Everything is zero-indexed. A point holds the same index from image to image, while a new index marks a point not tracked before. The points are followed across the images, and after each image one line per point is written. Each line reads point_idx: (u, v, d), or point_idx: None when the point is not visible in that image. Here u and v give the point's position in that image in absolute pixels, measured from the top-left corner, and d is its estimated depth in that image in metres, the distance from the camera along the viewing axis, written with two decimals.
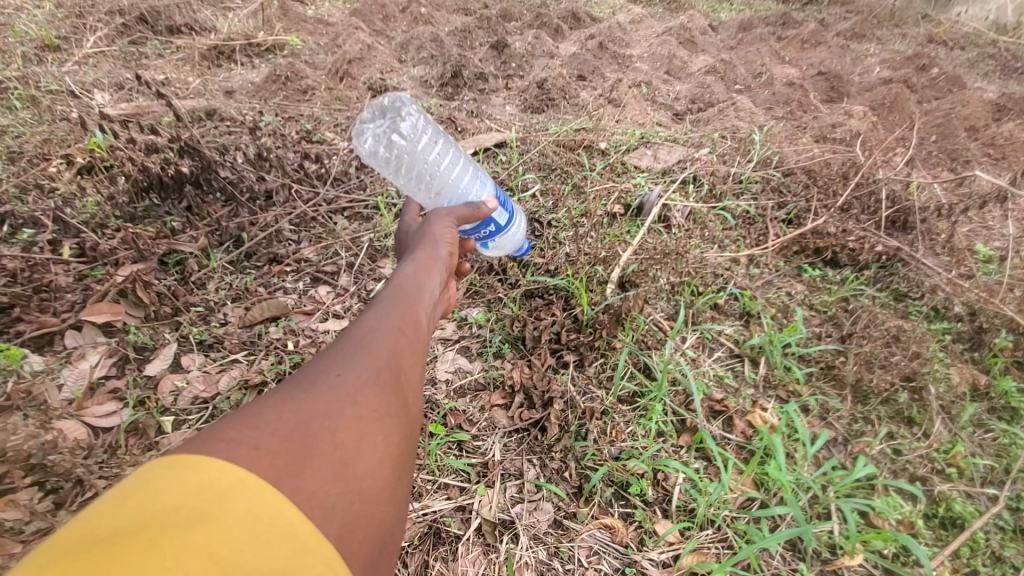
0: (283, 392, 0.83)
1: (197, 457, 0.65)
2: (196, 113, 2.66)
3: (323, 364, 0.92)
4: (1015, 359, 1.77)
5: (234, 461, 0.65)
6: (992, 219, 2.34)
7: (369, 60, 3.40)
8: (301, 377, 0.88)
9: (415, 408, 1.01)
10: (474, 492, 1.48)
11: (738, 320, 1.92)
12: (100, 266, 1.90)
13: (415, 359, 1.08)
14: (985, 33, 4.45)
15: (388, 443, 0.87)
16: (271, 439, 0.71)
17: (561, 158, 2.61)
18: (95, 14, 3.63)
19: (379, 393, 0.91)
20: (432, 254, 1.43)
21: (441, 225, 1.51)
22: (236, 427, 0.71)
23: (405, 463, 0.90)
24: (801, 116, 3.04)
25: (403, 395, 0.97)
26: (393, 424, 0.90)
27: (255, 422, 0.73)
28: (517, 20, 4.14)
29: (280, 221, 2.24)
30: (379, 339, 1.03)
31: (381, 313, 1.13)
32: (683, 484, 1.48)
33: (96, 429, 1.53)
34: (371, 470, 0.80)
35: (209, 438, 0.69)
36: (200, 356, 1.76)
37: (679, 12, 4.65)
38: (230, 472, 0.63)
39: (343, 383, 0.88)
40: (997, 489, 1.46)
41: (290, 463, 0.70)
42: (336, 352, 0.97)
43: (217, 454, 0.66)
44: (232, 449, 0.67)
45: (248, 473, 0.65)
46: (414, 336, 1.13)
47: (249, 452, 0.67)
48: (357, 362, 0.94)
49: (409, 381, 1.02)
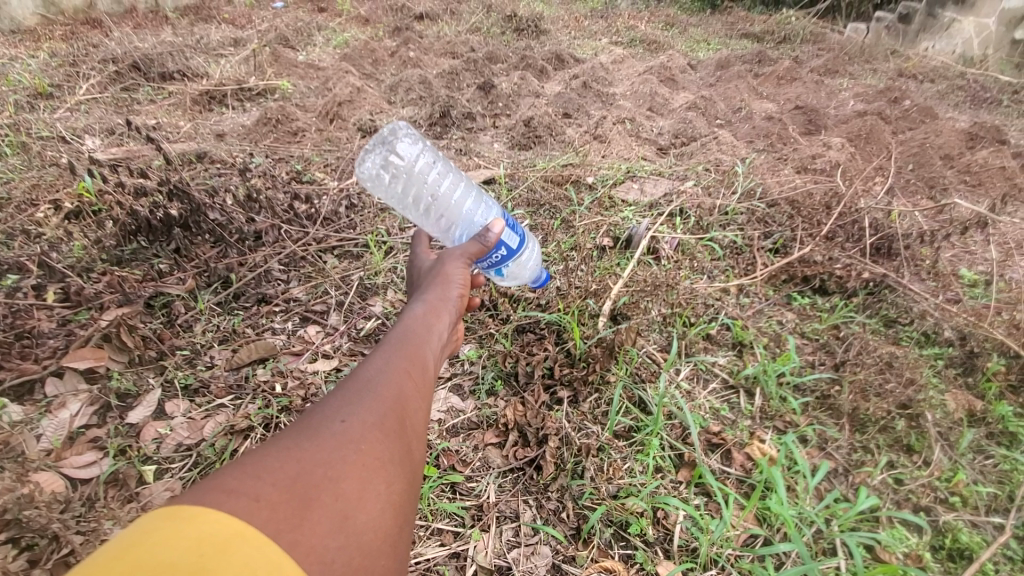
0: (287, 438, 0.83)
1: (200, 507, 0.64)
2: (187, 156, 2.68)
3: (329, 409, 0.92)
4: (1010, 383, 1.76)
5: (234, 513, 0.65)
6: (975, 243, 2.38)
7: (359, 102, 3.48)
8: (307, 422, 0.88)
9: (419, 453, 1.00)
10: (469, 537, 1.43)
11: (731, 350, 1.91)
12: (84, 309, 1.87)
13: (421, 402, 1.08)
14: (953, 65, 4.64)
15: (392, 491, 0.86)
16: (272, 490, 0.71)
17: (549, 193, 2.64)
18: (89, 63, 3.71)
19: (384, 439, 0.91)
20: (444, 294, 1.45)
21: (455, 262, 1.51)
22: (239, 476, 0.71)
23: (409, 511, 0.89)
24: (781, 148, 3.12)
25: (407, 441, 0.97)
26: (397, 471, 0.89)
27: (258, 472, 0.73)
28: (503, 62, 4.26)
29: (269, 261, 2.23)
30: (384, 383, 1.03)
31: (388, 355, 1.13)
32: (684, 522, 1.43)
33: (74, 481, 1.46)
34: (372, 520, 0.80)
35: (212, 488, 0.68)
36: (185, 402, 1.72)
37: (659, 51, 4.83)
38: (228, 525, 0.63)
39: (348, 429, 0.88)
40: (1003, 518, 1.43)
41: (290, 516, 0.69)
42: (342, 395, 0.97)
43: (218, 506, 0.65)
44: (232, 501, 0.67)
45: (248, 525, 0.64)
46: (420, 379, 1.12)
47: (249, 504, 0.67)
48: (363, 406, 0.94)
49: (415, 426, 1.01)
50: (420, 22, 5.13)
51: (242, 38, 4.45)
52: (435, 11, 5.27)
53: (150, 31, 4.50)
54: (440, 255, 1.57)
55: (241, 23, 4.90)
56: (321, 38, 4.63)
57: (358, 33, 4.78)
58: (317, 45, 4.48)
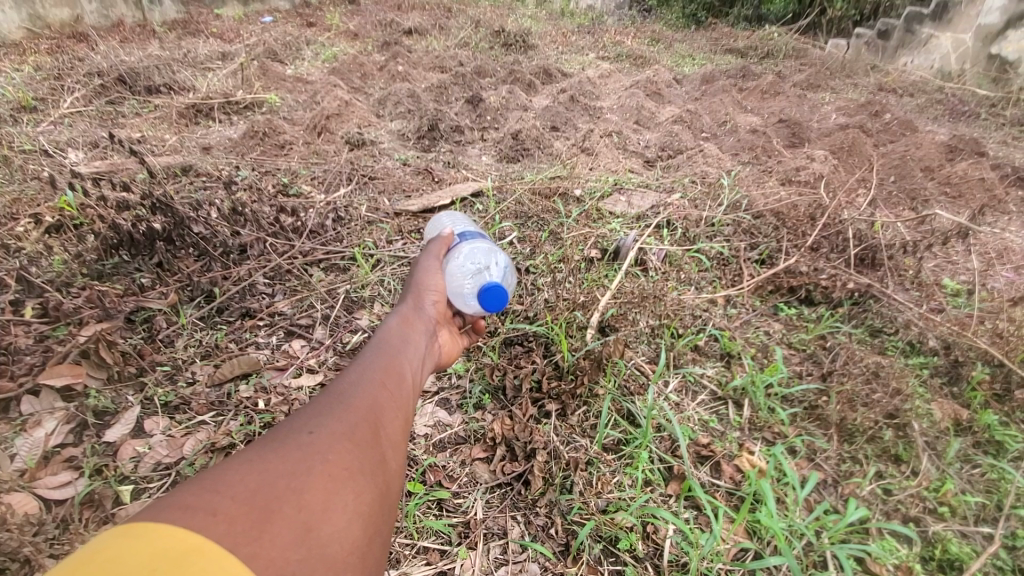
0: (252, 451, 0.82)
1: (154, 523, 0.62)
2: (172, 170, 2.66)
3: (297, 423, 0.91)
4: (994, 392, 1.76)
5: (187, 527, 0.63)
6: (955, 254, 2.41)
7: (347, 115, 3.48)
8: (273, 435, 0.87)
9: (395, 462, 0.99)
10: (456, 555, 1.40)
11: (719, 361, 1.91)
12: (62, 325, 1.82)
13: (396, 411, 1.07)
14: (931, 80, 4.75)
15: (361, 501, 0.85)
16: (231, 504, 0.69)
17: (537, 206, 2.65)
18: (73, 77, 3.68)
19: (353, 449, 0.90)
20: (418, 308, 1.46)
21: (432, 275, 1.56)
22: (198, 492, 0.70)
23: (380, 522, 0.88)
24: (765, 161, 3.16)
25: (381, 451, 0.96)
26: (366, 481, 0.88)
27: (217, 486, 0.72)
28: (491, 76, 4.30)
29: (253, 274, 2.21)
30: (356, 396, 1.03)
31: (362, 368, 1.13)
32: (674, 537, 1.41)
33: (49, 502, 1.41)
34: (338, 531, 0.78)
35: (169, 505, 0.66)
36: (164, 420, 1.67)
37: (645, 66, 4.90)
38: (183, 540, 0.61)
39: (315, 441, 0.87)
40: (992, 528, 1.41)
41: (249, 529, 0.68)
42: (311, 409, 0.96)
43: (174, 521, 0.63)
44: (189, 517, 0.65)
45: (205, 539, 0.63)
46: (396, 389, 1.12)
47: (207, 519, 0.65)
48: (331, 418, 0.94)
49: (389, 435, 1.01)
50: (409, 37, 5.17)
51: (229, 52, 4.46)
52: (424, 26, 5.32)
53: (137, 45, 4.48)
54: (418, 269, 1.60)
55: (229, 37, 4.91)
56: (310, 52, 4.65)
57: (347, 48, 4.81)
58: (306, 59, 4.49)
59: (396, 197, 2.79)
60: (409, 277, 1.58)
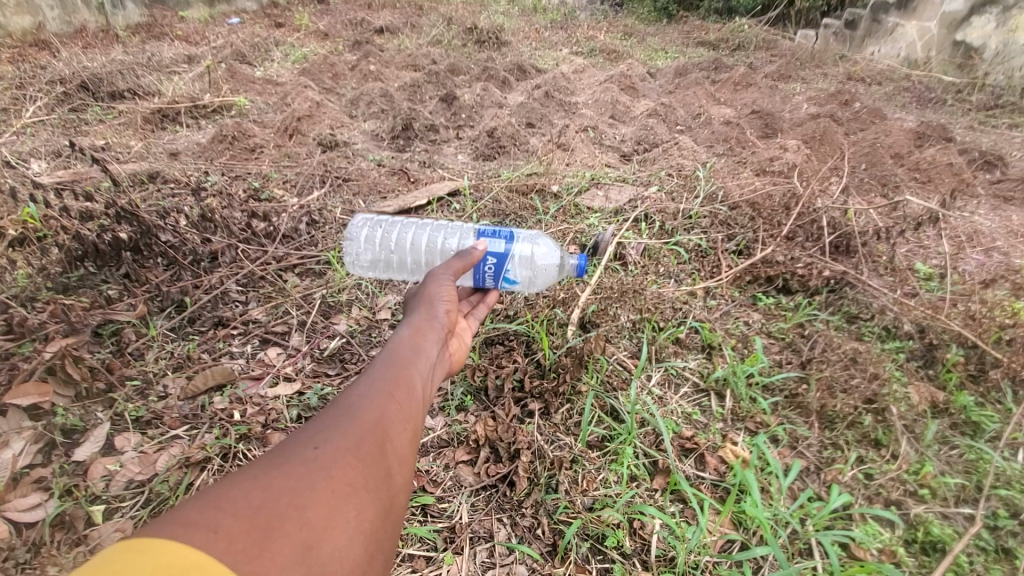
0: (256, 466, 0.79)
1: (157, 539, 0.60)
2: (138, 177, 2.57)
3: (303, 437, 0.88)
4: (970, 373, 1.79)
5: (190, 544, 0.61)
6: (927, 238, 2.45)
7: (318, 117, 3.41)
8: (280, 449, 0.84)
9: (402, 478, 0.96)
10: (442, 561, 1.37)
11: (700, 353, 1.91)
12: (28, 341, 1.73)
13: (406, 425, 1.03)
14: (898, 68, 4.84)
15: (365, 520, 0.82)
16: (234, 521, 0.67)
17: (514, 203, 2.63)
18: (34, 85, 3.55)
19: (359, 466, 0.87)
20: (430, 314, 1.37)
21: (441, 283, 1.43)
22: (200, 508, 0.67)
23: (383, 540, 0.85)
24: (740, 152, 3.18)
25: (388, 467, 0.92)
26: (370, 499, 0.85)
27: (221, 502, 0.69)
28: (464, 73, 4.26)
29: (226, 282, 2.15)
30: (365, 408, 0.99)
31: (372, 377, 1.09)
32: (661, 531, 1.40)
33: (19, 525, 1.34)
34: (340, 550, 0.76)
35: (172, 521, 0.64)
36: (136, 435, 1.61)
37: (618, 61, 4.91)
38: (185, 557, 0.59)
39: (320, 456, 0.84)
40: (973, 508, 1.43)
41: (250, 548, 0.65)
42: (319, 423, 0.92)
43: (177, 537, 0.61)
44: (191, 535, 0.62)
45: (206, 555, 0.60)
46: (405, 400, 1.07)
47: (209, 536, 0.63)
48: (338, 433, 0.90)
49: (397, 450, 0.97)
50: (380, 36, 5.10)
51: (196, 55, 4.35)
52: (395, 25, 5.26)
53: (100, 50, 4.35)
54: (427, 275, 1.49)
55: (195, 40, 4.79)
56: (279, 53, 4.56)
57: (316, 47, 4.72)
58: (275, 61, 4.40)
59: (371, 198, 2.75)
60: (419, 283, 1.47)
